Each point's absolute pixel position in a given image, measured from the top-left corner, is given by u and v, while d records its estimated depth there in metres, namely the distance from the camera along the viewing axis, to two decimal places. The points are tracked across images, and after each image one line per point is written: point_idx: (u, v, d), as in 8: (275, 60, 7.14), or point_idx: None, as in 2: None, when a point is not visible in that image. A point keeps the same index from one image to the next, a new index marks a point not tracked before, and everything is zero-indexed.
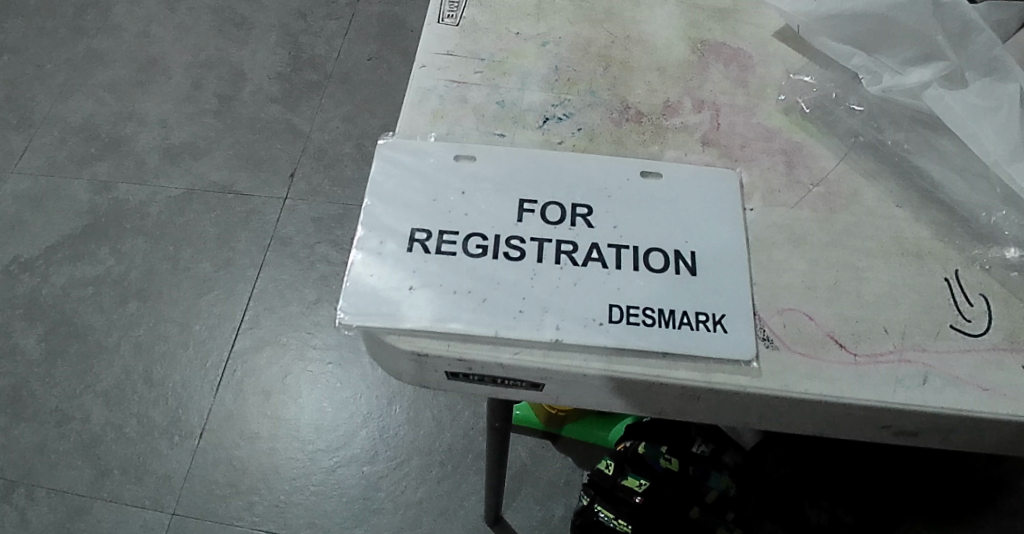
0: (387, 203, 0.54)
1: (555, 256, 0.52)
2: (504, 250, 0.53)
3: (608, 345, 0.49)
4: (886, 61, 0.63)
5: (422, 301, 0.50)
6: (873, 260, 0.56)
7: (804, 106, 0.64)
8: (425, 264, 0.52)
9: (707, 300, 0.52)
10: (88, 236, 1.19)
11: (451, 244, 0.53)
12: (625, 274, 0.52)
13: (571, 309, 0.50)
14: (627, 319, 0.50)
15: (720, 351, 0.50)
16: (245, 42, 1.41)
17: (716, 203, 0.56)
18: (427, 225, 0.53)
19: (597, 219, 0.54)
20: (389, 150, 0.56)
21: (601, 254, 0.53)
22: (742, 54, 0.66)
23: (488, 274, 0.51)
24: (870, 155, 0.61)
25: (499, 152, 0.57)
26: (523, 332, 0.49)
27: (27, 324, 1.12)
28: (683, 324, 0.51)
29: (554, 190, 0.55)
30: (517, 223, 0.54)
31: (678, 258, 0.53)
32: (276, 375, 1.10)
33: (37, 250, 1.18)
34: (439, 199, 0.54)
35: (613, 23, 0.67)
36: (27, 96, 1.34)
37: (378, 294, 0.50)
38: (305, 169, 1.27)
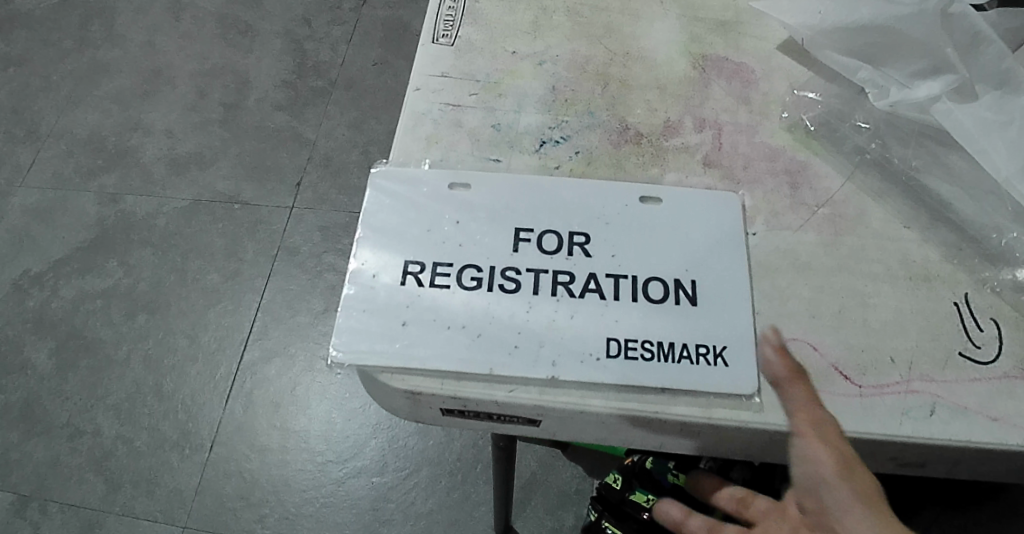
0: (380, 233, 0.53)
1: (550, 288, 0.52)
2: (499, 282, 0.52)
3: (605, 382, 0.49)
4: (892, 74, 0.61)
5: (415, 336, 0.49)
6: (880, 284, 0.54)
7: (809, 122, 0.62)
8: (419, 297, 0.51)
9: (708, 331, 0.51)
10: (97, 249, 1.20)
11: (445, 275, 0.52)
12: (625, 305, 0.51)
13: (567, 345, 0.49)
14: (626, 353, 0.49)
15: (722, 385, 0.49)
16: (248, 50, 1.41)
17: (718, 227, 0.55)
18: (420, 257, 0.52)
19: (594, 247, 0.53)
20: (382, 179, 0.55)
21: (599, 285, 0.52)
22: (744, 69, 0.65)
23: (483, 309, 0.51)
24: (877, 173, 0.60)
25: (495, 178, 0.56)
26: (518, 368, 0.49)
27: (37, 339, 1.13)
28: (683, 358, 0.50)
29: (551, 218, 0.54)
30: (513, 254, 0.53)
31: (679, 287, 0.52)
32: (285, 386, 1.10)
33: (46, 264, 1.19)
34: (433, 229, 0.53)
35: (611, 39, 0.65)
36: (34, 108, 1.35)
37: (371, 330, 0.50)
38: (312, 178, 1.27)
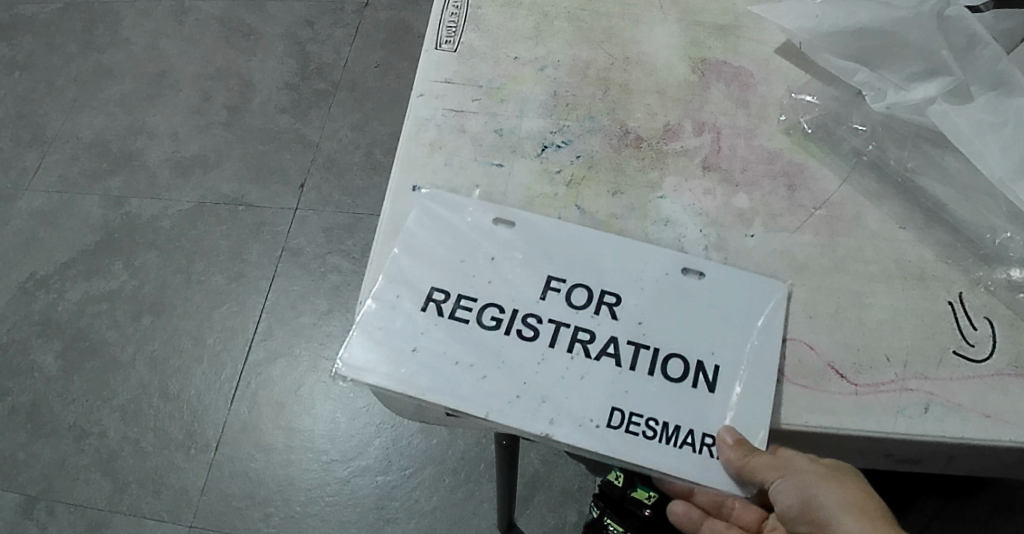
0: (418, 252, 0.55)
1: (567, 344, 0.52)
2: (518, 328, 0.53)
3: (594, 447, 0.50)
4: (889, 77, 0.62)
5: (420, 366, 0.51)
6: (876, 284, 0.56)
7: (806, 125, 0.63)
8: (439, 325, 0.53)
9: (714, 422, 0.51)
10: (102, 251, 1.21)
11: (467, 312, 0.53)
12: (637, 377, 0.52)
13: (569, 408, 0.50)
14: (623, 425, 0.50)
15: (713, 476, 0.50)
16: (250, 52, 1.41)
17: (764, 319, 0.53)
18: (449, 288, 0.54)
19: (622, 310, 0.53)
20: (431, 200, 0.57)
21: (618, 350, 0.52)
22: (743, 72, 0.65)
23: (496, 353, 0.52)
24: (873, 174, 0.61)
25: (533, 222, 0.56)
26: (515, 418, 0.50)
27: (44, 341, 1.14)
28: (684, 445, 0.50)
29: (585, 272, 0.55)
30: (539, 301, 0.54)
31: (699, 370, 0.52)
32: (290, 387, 1.11)
33: (52, 266, 1.20)
34: (465, 261, 0.55)
35: (612, 44, 0.66)
36: (39, 112, 1.36)
37: (379, 349, 0.52)
38: (316, 179, 1.27)
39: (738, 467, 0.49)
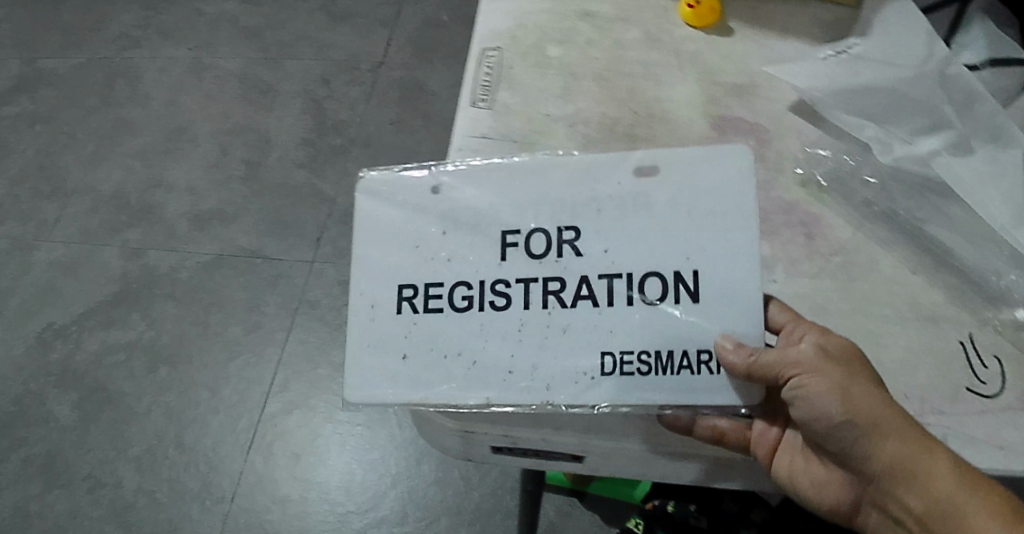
0: (378, 260, 0.57)
1: (542, 299, 0.55)
2: (488, 298, 0.55)
3: (602, 399, 0.53)
4: (895, 132, 0.66)
5: (414, 370, 0.55)
6: (891, 326, 0.59)
7: (820, 177, 0.67)
8: (417, 321, 0.56)
9: (706, 337, 0.53)
10: (120, 303, 1.21)
11: (438, 295, 0.56)
12: (618, 306, 0.54)
13: (560, 372, 0.53)
14: (620, 369, 0.53)
15: (719, 397, 0.53)
16: (264, 101, 1.40)
17: (723, 189, 0.55)
18: (413, 280, 0.57)
19: (582, 243, 0.55)
20: (366, 195, 0.58)
21: (592, 289, 0.54)
22: (758, 128, 0.69)
23: (474, 332, 0.55)
24: (884, 224, 0.64)
25: (481, 173, 0.57)
26: (518, 395, 0.53)
27: (60, 391, 1.14)
28: (684, 369, 0.53)
29: (539, 214, 0.56)
30: (502, 263, 0.56)
31: (677, 279, 0.54)
32: (305, 437, 1.10)
33: (69, 317, 1.20)
34: (421, 246, 0.57)
35: (635, 101, 0.69)
36: (58, 165, 1.34)
37: (375, 371, 0.56)
38: (332, 233, 1.26)
39: (743, 371, 0.51)
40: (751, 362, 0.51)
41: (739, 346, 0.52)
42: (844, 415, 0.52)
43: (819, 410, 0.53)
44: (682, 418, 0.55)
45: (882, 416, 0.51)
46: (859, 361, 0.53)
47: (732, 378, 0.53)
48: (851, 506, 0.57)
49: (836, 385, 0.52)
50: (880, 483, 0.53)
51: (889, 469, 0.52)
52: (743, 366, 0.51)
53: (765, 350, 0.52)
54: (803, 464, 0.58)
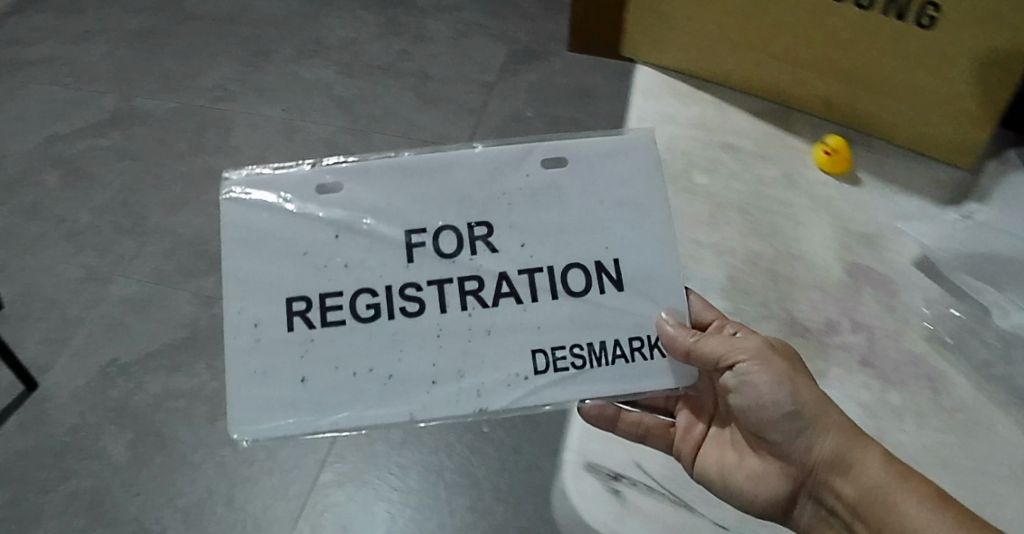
0: (252, 279, 0.63)
1: (459, 301, 0.63)
2: (400, 305, 0.63)
3: (537, 393, 0.62)
4: (1014, 299, 0.69)
5: (319, 385, 0.62)
6: (1010, 488, 0.61)
7: (945, 334, 0.68)
8: (313, 336, 0.62)
9: (643, 325, 0.63)
10: (186, 348, 1.18)
11: (337, 306, 0.63)
12: (543, 300, 0.63)
13: (491, 378, 0.62)
14: (553, 366, 0.63)
15: (657, 378, 0.63)
16: (353, 152, 1.33)
17: (632, 177, 0.65)
18: (305, 294, 0.63)
19: (495, 240, 0.64)
20: (240, 208, 0.63)
21: (512, 286, 0.63)
22: (887, 280, 0.72)
23: (384, 341, 0.62)
24: (1003, 387, 0.66)
25: (378, 173, 0.64)
26: (450, 403, 0.62)
27: (115, 429, 1.12)
28: (618, 358, 0.63)
29: (443, 213, 0.64)
30: (407, 267, 0.63)
31: (599, 270, 0.64)
32: (354, 512, 1.06)
33: (135, 355, 1.18)
34: (310, 253, 0.63)
35: (777, 239, 0.73)
36: (143, 203, 1.32)
37: (277, 402, 0.62)
38: None
39: (684, 345, 0.62)
40: (690, 341, 0.62)
41: (677, 323, 0.63)
42: (792, 404, 0.61)
43: (761, 397, 0.62)
44: (606, 412, 0.69)
45: (821, 406, 0.61)
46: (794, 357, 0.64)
47: (676, 360, 0.63)
48: (785, 500, 0.64)
49: (782, 373, 0.62)
50: (818, 472, 0.62)
51: (828, 457, 0.61)
52: (682, 341, 0.62)
53: (703, 337, 0.62)
54: (737, 461, 0.66)
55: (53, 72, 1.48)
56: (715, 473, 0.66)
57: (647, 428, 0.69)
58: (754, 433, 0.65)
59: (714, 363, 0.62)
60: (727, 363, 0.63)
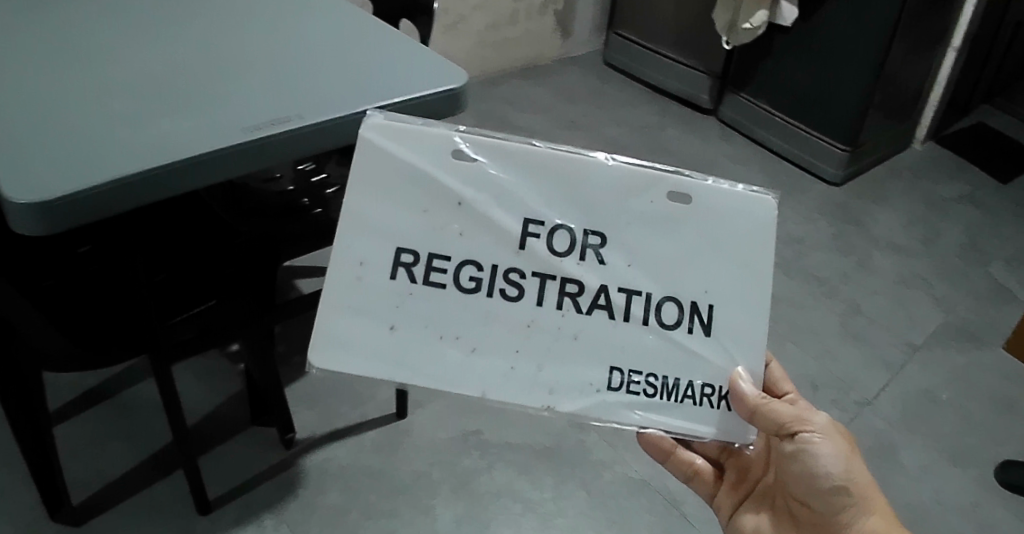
0: (366, 220, 0.64)
1: (556, 300, 0.65)
2: (503, 286, 0.64)
3: (603, 407, 0.65)
4: None
5: (403, 336, 0.64)
6: None
7: None
8: (412, 291, 0.64)
9: (716, 376, 0.66)
10: (545, 459, 1.25)
11: (442, 270, 0.64)
12: (633, 324, 0.66)
13: (568, 381, 0.65)
14: (626, 387, 0.65)
15: (703, 426, 0.67)
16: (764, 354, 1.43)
17: (743, 236, 0.67)
18: (415, 248, 0.64)
19: (605, 252, 0.65)
20: (372, 145, 0.64)
21: (609, 301, 0.65)
22: None
23: (477, 311, 0.64)
24: None
25: (515, 155, 0.65)
26: (523, 390, 0.64)
27: (450, 495, 1.18)
28: (688, 398, 0.66)
29: (565, 214, 0.65)
30: (517, 254, 0.64)
31: (692, 311, 0.66)
32: None
33: (498, 438, 1.26)
34: (430, 212, 0.64)
35: None
36: None
37: (363, 344, 0.64)
38: None
39: (755, 406, 0.65)
40: (761, 402, 0.65)
41: (751, 382, 0.66)
42: (838, 479, 0.70)
43: (818, 469, 0.70)
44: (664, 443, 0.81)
45: (866, 489, 0.72)
46: (849, 441, 0.72)
47: (738, 415, 0.66)
48: None
49: (844, 451, 0.70)
50: None
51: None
52: (752, 400, 0.65)
53: (772, 401, 0.65)
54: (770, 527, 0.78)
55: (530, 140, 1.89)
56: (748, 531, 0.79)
57: (695, 471, 0.84)
58: (796, 500, 0.75)
59: (774, 425, 0.66)
60: (793, 432, 0.69)
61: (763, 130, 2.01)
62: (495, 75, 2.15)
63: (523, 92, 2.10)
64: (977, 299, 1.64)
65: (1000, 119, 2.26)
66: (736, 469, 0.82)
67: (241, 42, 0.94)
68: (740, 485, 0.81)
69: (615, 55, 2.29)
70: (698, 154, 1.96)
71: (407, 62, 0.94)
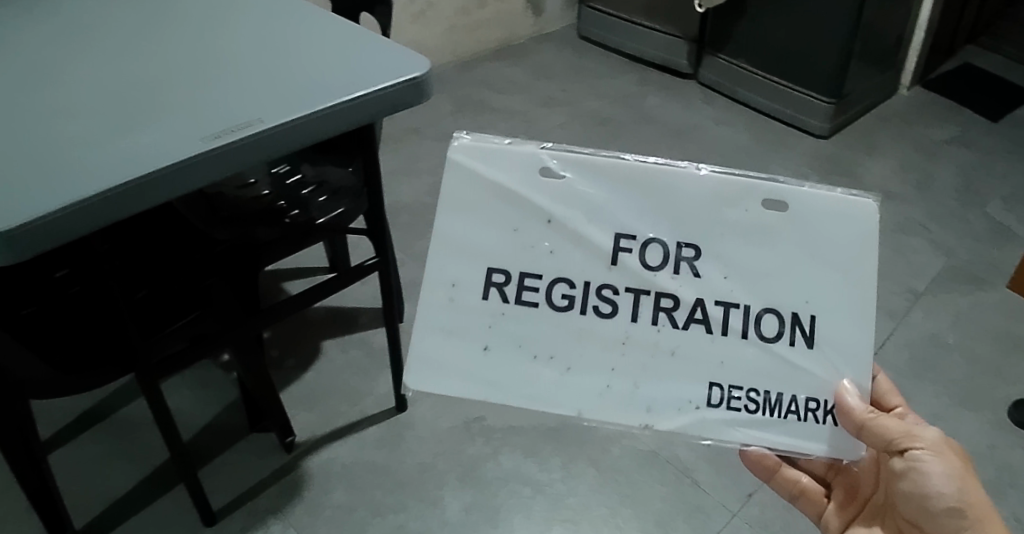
0: (462, 244, 0.70)
1: (651, 316, 0.69)
2: (597, 302, 0.69)
3: (705, 424, 0.68)
4: None
5: (497, 356, 0.69)
6: None
7: None
8: (506, 310, 0.69)
9: (820, 390, 0.68)
10: (550, 440, 1.23)
11: (535, 288, 0.69)
12: (732, 337, 0.68)
13: (664, 397, 0.68)
14: (726, 403, 0.68)
15: (808, 442, 0.68)
16: None
17: (842, 246, 0.69)
18: (508, 269, 0.69)
19: (700, 265, 0.69)
20: (466, 169, 0.70)
21: (706, 315, 0.68)
22: None
23: (570, 328, 0.69)
24: None
25: (609, 179, 0.69)
26: (621, 407, 0.68)
27: (458, 485, 1.16)
28: (792, 413, 0.68)
29: (660, 231, 0.69)
30: (608, 271, 0.69)
31: (794, 323, 0.68)
32: None
33: (502, 424, 1.24)
34: (519, 232, 0.69)
35: None
36: None
37: (457, 365, 0.70)
38: (769, 496, 1.18)
39: (859, 418, 0.66)
40: (869, 417, 0.66)
41: (859, 395, 0.67)
42: (951, 500, 0.68)
43: (928, 489, 0.69)
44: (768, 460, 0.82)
45: (984, 512, 0.69)
46: (965, 462, 0.70)
47: (845, 430, 0.68)
48: None
49: (954, 470, 0.68)
50: None
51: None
52: (859, 414, 0.66)
53: (880, 416, 0.66)
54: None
55: (510, 122, 1.88)
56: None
57: (802, 488, 0.84)
58: (907, 522, 0.73)
59: (882, 441, 0.67)
60: (901, 448, 0.68)
61: (745, 90, 1.98)
62: (470, 60, 2.12)
63: (499, 74, 2.07)
64: (977, 241, 1.61)
65: (987, 58, 2.22)
66: (846, 488, 0.82)
67: (202, 44, 0.93)
68: (850, 505, 0.81)
69: (589, 28, 2.25)
70: (680, 120, 1.94)
71: (358, 50, 0.92)
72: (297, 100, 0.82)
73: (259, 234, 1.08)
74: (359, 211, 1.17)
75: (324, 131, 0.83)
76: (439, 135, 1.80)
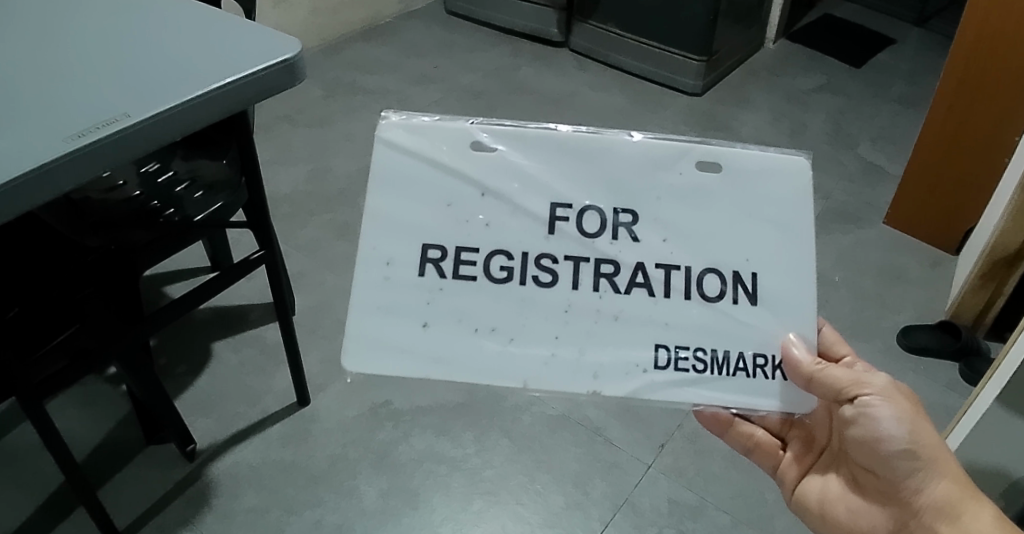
0: (392, 218, 0.64)
1: (592, 282, 0.64)
2: (535, 273, 0.64)
3: (654, 387, 0.63)
4: None
5: (435, 335, 0.63)
6: None
7: None
8: (443, 286, 0.64)
9: (768, 345, 0.64)
10: (460, 416, 1.23)
11: (471, 262, 0.64)
12: (676, 298, 0.64)
13: (612, 363, 0.63)
14: (674, 365, 0.64)
15: (762, 399, 0.64)
16: None
17: (780, 202, 0.65)
18: (442, 244, 0.64)
19: (638, 229, 0.65)
20: (392, 141, 0.65)
21: (647, 277, 0.64)
22: None
23: (510, 299, 0.64)
24: None
25: (539, 143, 0.65)
26: (566, 377, 0.63)
27: (372, 473, 1.14)
28: (741, 370, 0.64)
29: (595, 197, 0.65)
30: (545, 241, 0.64)
31: (736, 281, 0.65)
32: None
33: (409, 405, 1.24)
34: (453, 206, 0.64)
35: None
36: None
37: (394, 343, 0.63)
38: (677, 444, 1.21)
39: (808, 372, 0.63)
40: (816, 369, 0.63)
41: (805, 347, 0.64)
42: (904, 443, 0.66)
43: (879, 433, 0.67)
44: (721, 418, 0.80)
45: (936, 451, 0.67)
46: (914, 402, 0.69)
47: (796, 384, 0.64)
48: None
49: (904, 412, 0.66)
50: (923, 517, 0.68)
51: (938, 502, 0.67)
52: (807, 367, 0.63)
53: (827, 368, 0.63)
54: (838, 494, 0.75)
55: (384, 103, 1.87)
56: (815, 500, 0.77)
57: (756, 443, 0.82)
58: (862, 467, 0.72)
59: (832, 391, 0.64)
60: (849, 396, 0.66)
61: (617, 54, 2.03)
62: (337, 43, 2.09)
63: (373, 56, 2.05)
64: (852, 182, 1.70)
65: (844, 9, 2.34)
66: (800, 439, 0.80)
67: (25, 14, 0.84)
68: (806, 455, 0.79)
69: (458, 3, 2.25)
70: (558, 88, 1.96)
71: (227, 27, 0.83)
72: (156, 90, 0.73)
73: (134, 237, 1.04)
74: (238, 202, 1.15)
75: (203, 118, 0.76)
76: (312, 121, 1.79)
